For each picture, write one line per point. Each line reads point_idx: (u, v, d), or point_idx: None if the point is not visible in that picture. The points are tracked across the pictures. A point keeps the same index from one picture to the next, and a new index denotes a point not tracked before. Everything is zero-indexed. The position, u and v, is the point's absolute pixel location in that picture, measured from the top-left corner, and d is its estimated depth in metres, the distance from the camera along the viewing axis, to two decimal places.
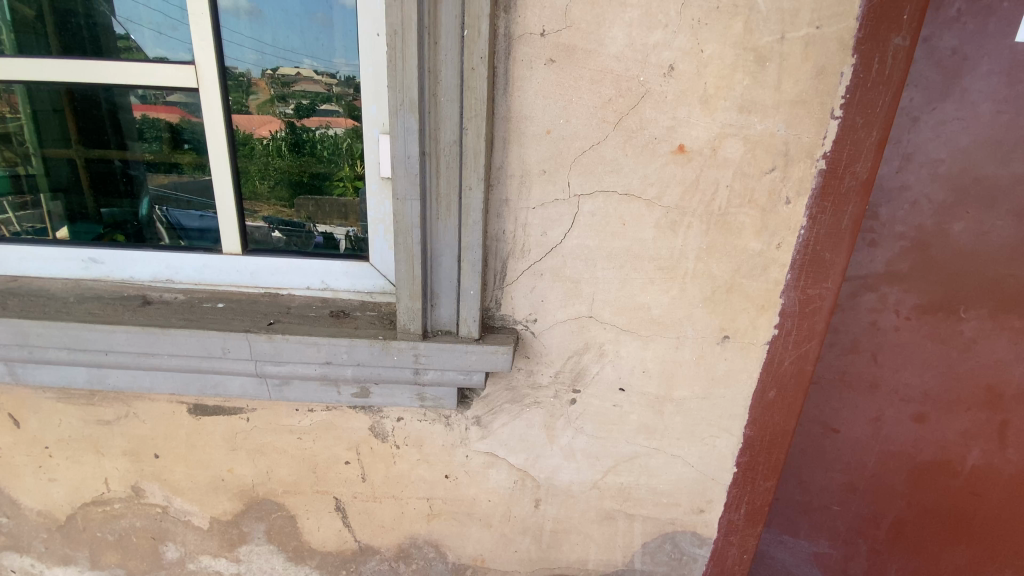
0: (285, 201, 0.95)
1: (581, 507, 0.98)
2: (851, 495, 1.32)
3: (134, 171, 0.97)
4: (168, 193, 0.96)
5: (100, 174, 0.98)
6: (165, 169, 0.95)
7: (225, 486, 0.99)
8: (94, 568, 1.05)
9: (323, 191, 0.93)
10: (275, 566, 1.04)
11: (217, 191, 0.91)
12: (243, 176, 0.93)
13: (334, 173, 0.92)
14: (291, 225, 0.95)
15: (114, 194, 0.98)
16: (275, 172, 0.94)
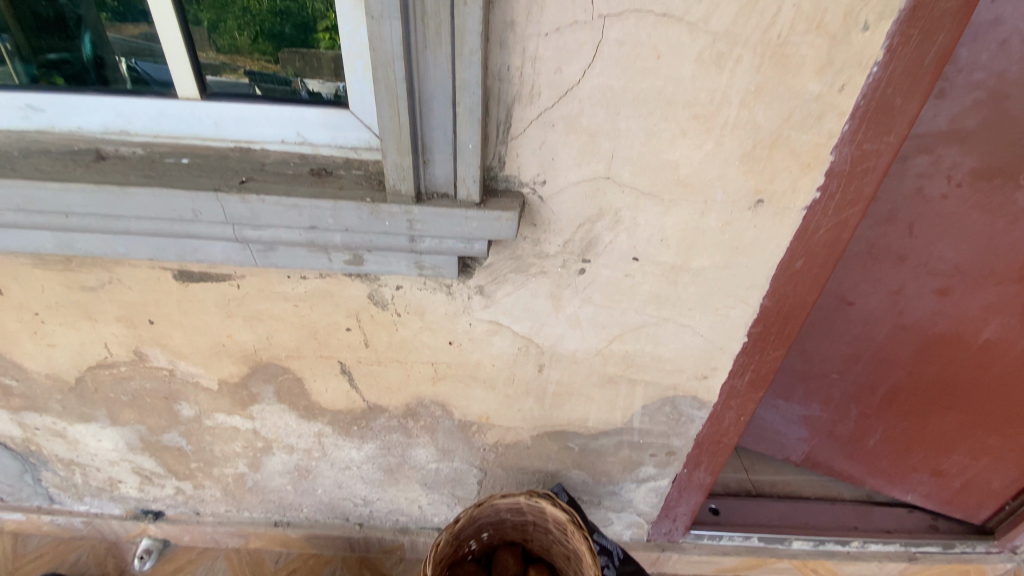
0: (262, 55, 0.77)
1: (585, 373, 0.97)
2: (852, 364, 1.34)
3: (84, 11, 0.76)
4: (139, 46, 0.77)
5: (42, 12, 0.77)
6: (119, 11, 0.75)
7: (227, 351, 0.98)
8: (117, 423, 1.11)
9: (307, 39, 0.75)
10: (289, 422, 1.09)
11: (159, 24, 0.73)
12: (200, 19, 0.74)
13: (319, 20, 0.73)
14: (275, 82, 0.79)
15: (68, 41, 0.78)
16: (245, 19, 0.74)
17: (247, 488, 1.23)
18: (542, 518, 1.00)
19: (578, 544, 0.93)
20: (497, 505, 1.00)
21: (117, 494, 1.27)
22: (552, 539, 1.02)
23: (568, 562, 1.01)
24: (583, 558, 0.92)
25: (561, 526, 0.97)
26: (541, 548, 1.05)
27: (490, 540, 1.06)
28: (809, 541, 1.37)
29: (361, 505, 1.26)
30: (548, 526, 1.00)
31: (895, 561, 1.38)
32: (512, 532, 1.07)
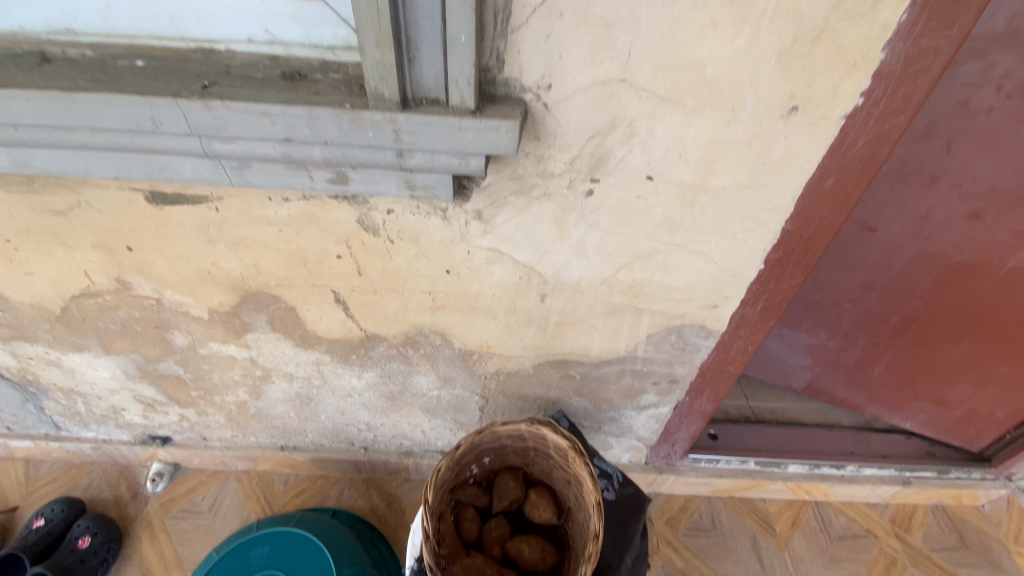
0: None
1: (589, 302, 0.93)
2: (866, 293, 1.30)
3: None
4: None
5: None
6: None
7: (213, 279, 0.93)
8: (111, 353, 1.10)
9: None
10: (285, 351, 1.06)
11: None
12: None
13: None
14: None
15: None
16: None
17: (250, 414, 1.24)
18: (543, 444, 1.00)
19: (579, 469, 0.93)
20: (498, 432, 0.99)
21: (122, 421, 1.29)
22: (552, 464, 1.03)
23: (568, 486, 1.02)
24: (583, 482, 0.93)
25: (562, 453, 0.97)
26: (541, 473, 1.07)
27: (491, 464, 1.07)
28: (805, 465, 1.39)
29: (365, 430, 1.27)
30: (549, 452, 1.01)
31: (889, 484, 1.42)
32: (513, 457, 1.08)
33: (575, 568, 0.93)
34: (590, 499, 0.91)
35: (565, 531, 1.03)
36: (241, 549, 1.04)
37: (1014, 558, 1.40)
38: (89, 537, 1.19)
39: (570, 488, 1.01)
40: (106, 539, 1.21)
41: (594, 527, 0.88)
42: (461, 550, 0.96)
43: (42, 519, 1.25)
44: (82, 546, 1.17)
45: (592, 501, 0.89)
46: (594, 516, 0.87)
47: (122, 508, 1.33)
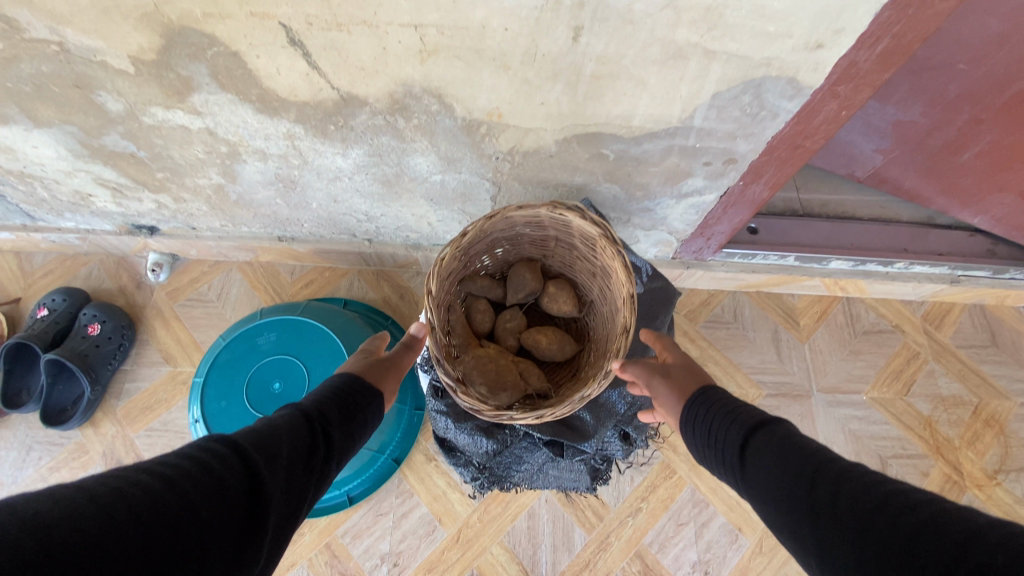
0: None
1: (641, 41, 0.65)
2: (993, 51, 0.94)
3: None
4: None
5: None
6: None
7: (118, 6, 0.65)
8: (42, 125, 0.90)
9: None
10: (247, 121, 0.84)
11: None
12: None
13: None
14: None
15: None
16: None
17: (232, 202, 1.09)
18: (567, 231, 0.86)
19: (610, 261, 0.81)
20: (512, 217, 0.84)
21: (97, 209, 1.17)
22: (576, 256, 0.91)
23: (592, 279, 0.91)
24: (614, 275, 0.81)
25: (589, 242, 0.84)
26: (562, 265, 0.95)
27: (504, 254, 0.95)
28: (849, 262, 1.27)
29: (365, 221, 1.13)
30: (573, 243, 0.87)
31: (935, 282, 1.33)
32: (530, 247, 0.95)
33: (596, 360, 0.87)
34: (620, 293, 0.80)
35: (585, 324, 0.96)
36: (248, 335, 1.01)
37: None
38: (98, 325, 1.20)
39: (596, 281, 0.90)
40: (117, 325, 1.21)
41: (624, 321, 0.79)
42: (473, 339, 0.90)
43: (45, 309, 1.23)
44: (94, 333, 1.19)
45: (622, 296, 0.80)
46: (625, 310, 0.78)
47: (128, 298, 1.30)
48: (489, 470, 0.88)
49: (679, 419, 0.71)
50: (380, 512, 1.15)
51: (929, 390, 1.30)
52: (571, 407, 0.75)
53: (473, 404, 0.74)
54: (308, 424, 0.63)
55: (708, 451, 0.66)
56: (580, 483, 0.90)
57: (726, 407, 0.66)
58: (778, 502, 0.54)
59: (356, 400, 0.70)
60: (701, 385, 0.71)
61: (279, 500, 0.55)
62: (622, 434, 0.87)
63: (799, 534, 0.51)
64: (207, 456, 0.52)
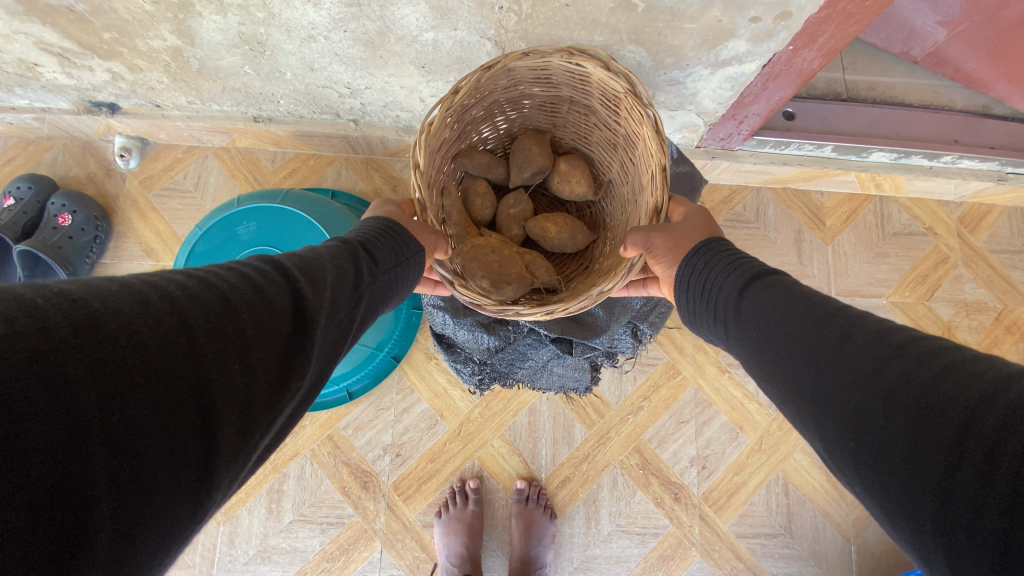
0: None
1: None
2: None
3: None
4: None
5: None
6: None
7: None
8: None
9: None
10: None
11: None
12: None
13: None
14: None
15: None
16: None
17: (195, 71, 0.95)
18: (585, 91, 0.76)
19: (636, 124, 0.71)
20: (517, 72, 0.74)
21: (46, 83, 1.03)
22: (592, 124, 0.81)
23: (612, 152, 0.82)
24: (641, 145, 0.72)
25: (611, 103, 0.74)
26: (575, 139, 0.85)
27: (507, 127, 0.86)
28: (891, 154, 1.15)
29: (348, 97, 0.99)
30: (591, 104, 0.78)
31: (979, 179, 1.21)
32: (536, 117, 0.85)
33: (614, 249, 0.80)
34: (648, 164, 0.71)
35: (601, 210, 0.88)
36: (227, 224, 0.92)
37: None
38: (69, 215, 1.11)
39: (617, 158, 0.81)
40: (89, 217, 1.12)
41: (654, 201, 0.70)
42: (472, 228, 0.81)
43: (11, 198, 1.14)
44: (65, 224, 1.10)
45: (652, 169, 0.71)
46: (654, 186, 0.69)
47: (100, 187, 1.20)
48: (491, 366, 0.84)
49: (673, 279, 0.64)
50: (382, 407, 1.15)
51: (953, 294, 1.24)
52: (585, 303, 0.69)
53: (475, 298, 0.68)
54: (354, 257, 0.57)
55: (700, 305, 0.60)
56: (581, 381, 0.87)
57: (728, 258, 0.59)
58: (773, 349, 0.49)
59: (401, 242, 0.64)
60: (700, 238, 0.64)
61: (327, 325, 0.50)
62: (634, 331, 0.82)
63: (791, 382, 0.46)
64: (251, 272, 0.46)
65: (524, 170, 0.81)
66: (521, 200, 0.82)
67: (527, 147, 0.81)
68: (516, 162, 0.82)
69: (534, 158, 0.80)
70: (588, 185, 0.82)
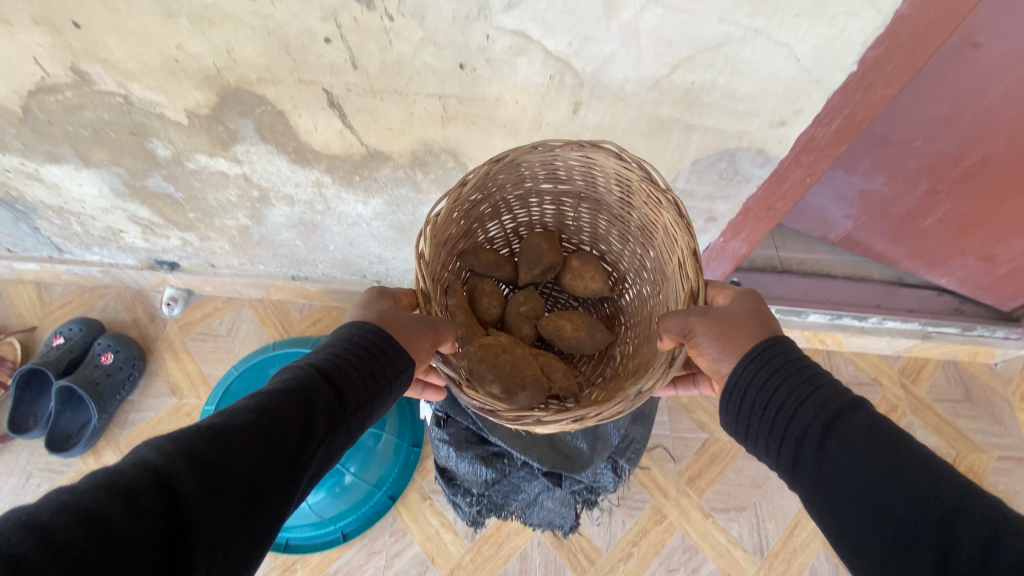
0: None
1: (632, 114, 0.77)
2: (946, 128, 1.06)
3: None
4: None
5: None
6: None
7: (185, 70, 0.77)
8: (95, 168, 1.00)
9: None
10: (281, 169, 0.94)
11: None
12: None
13: None
14: None
15: None
16: None
17: (255, 242, 1.18)
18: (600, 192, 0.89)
19: (651, 213, 0.83)
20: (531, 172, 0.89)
21: (124, 245, 1.25)
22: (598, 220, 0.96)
23: (622, 246, 0.96)
24: (659, 240, 0.84)
25: (626, 198, 0.86)
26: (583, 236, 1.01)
27: (519, 226, 1.00)
28: (826, 315, 1.37)
29: (377, 265, 1.22)
30: (600, 201, 0.92)
31: (907, 337, 1.41)
32: (549, 215, 1.00)
33: (638, 348, 0.92)
34: (666, 256, 0.83)
35: (618, 300, 1.02)
36: (261, 365, 1.06)
37: (1015, 413, 1.40)
38: (111, 354, 1.24)
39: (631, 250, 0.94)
40: (129, 356, 1.25)
41: (690, 287, 0.77)
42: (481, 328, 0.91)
43: (61, 338, 1.28)
44: (106, 362, 1.23)
45: (674, 255, 0.81)
46: (686, 274, 0.78)
47: (142, 330, 1.35)
48: (488, 498, 0.91)
49: (727, 383, 0.66)
50: (373, 551, 1.15)
51: None
52: (620, 408, 0.73)
53: (489, 404, 0.74)
54: (291, 421, 0.52)
55: (753, 419, 0.63)
56: (567, 520, 0.93)
57: (796, 378, 0.61)
58: (843, 498, 0.52)
59: (369, 377, 0.64)
60: (760, 340, 0.66)
61: (234, 531, 0.44)
62: (614, 467, 0.92)
63: (861, 543, 0.49)
64: (127, 492, 0.40)
65: (536, 264, 0.95)
66: (530, 299, 0.97)
67: (537, 245, 0.95)
68: (527, 260, 0.96)
69: (544, 254, 0.94)
70: (600, 276, 0.96)
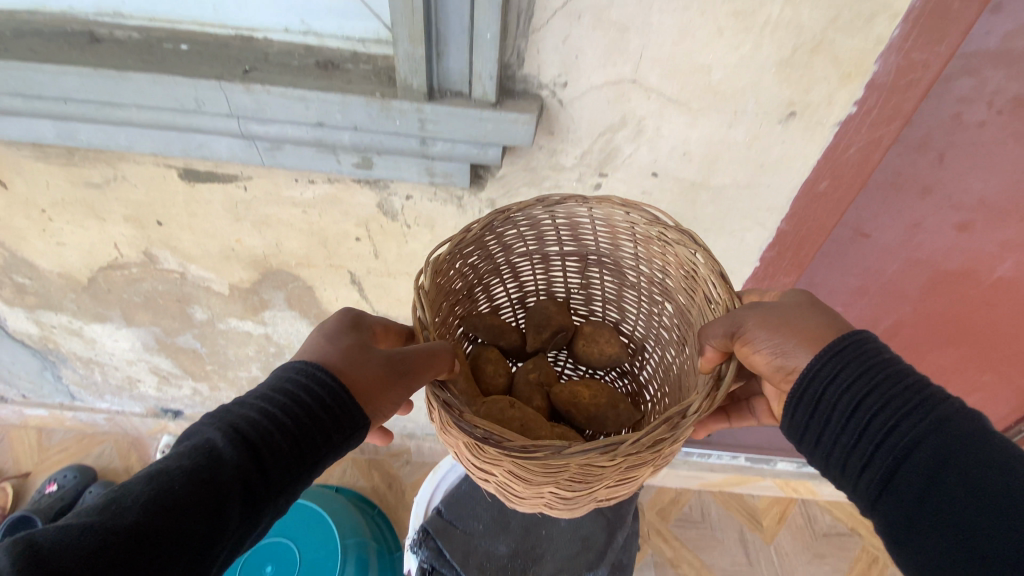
0: None
1: None
2: (859, 298, 1.23)
3: None
4: None
5: None
6: None
7: (237, 255, 0.97)
8: (134, 327, 1.14)
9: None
10: (300, 330, 1.11)
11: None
12: None
13: None
14: None
15: None
16: None
17: None
18: (612, 254, 0.83)
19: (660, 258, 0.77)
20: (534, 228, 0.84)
21: (137, 393, 1.34)
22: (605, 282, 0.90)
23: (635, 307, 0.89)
24: (681, 294, 0.76)
25: (640, 254, 0.80)
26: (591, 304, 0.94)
27: (527, 295, 0.93)
28: (794, 463, 1.46)
29: None
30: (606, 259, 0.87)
31: None
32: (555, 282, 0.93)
33: None
34: (691, 307, 0.74)
35: (640, 371, 0.92)
36: None
37: None
38: None
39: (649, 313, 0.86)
40: None
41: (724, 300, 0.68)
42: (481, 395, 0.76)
43: (54, 484, 1.29)
44: None
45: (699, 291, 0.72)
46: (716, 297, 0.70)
47: None
48: None
49: (802, 380, 0.57)
50: None
51: None
52: (663, 431, 0.57)
53: (496, 432, 0.56)
54: (179, 520, 0.46)
55: (825, 425, 0.56)
56: None
57: (885, 383, 0.53)
58: (926, 512, 0.49)
59: (303, 447, 0.53)
60: (844, 335, 0.57)
61: None
62: None
63: (936, 555, 0.48)
64: None
65: (546, 327, 0.86)
66: (539, 365, 0.85)
67: (546, 308, 0.87)
68: (534, 324, 0.87)
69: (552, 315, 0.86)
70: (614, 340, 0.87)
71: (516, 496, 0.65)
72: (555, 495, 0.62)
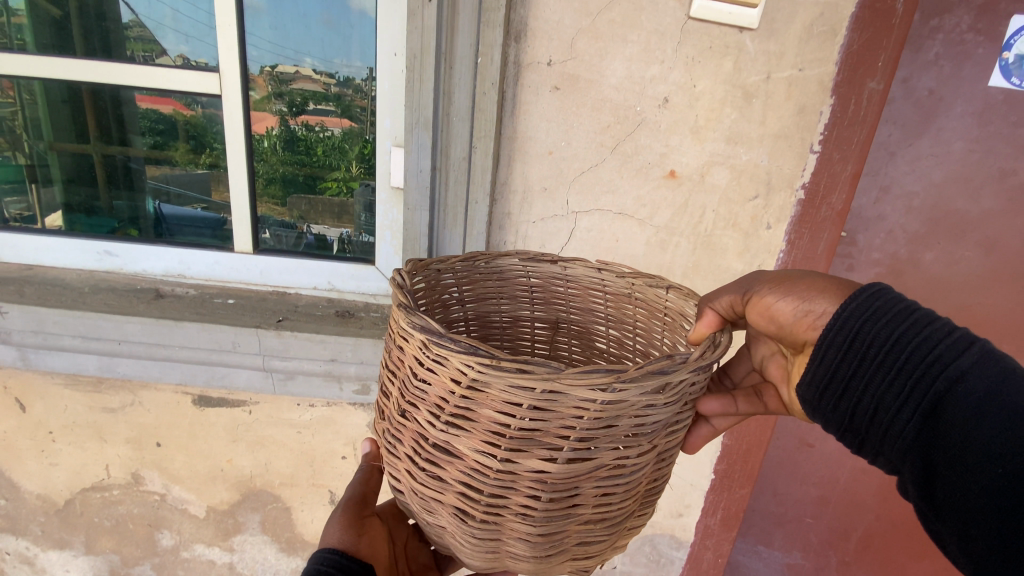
0: (279, 200, 0.99)
1: None
2: (824, 508, 1.26)
3: (169, 188, 1.01)
4: (161, 187, 1.01)
5: (136, 172, 1.01)
6: (191, 161, 0.98)
7: (224, 475, 1.02)
8: (91, 555, 1.08)
9: (316, 190, 0.99)
10: (268, 556, 1.07)
11: (230, 159, 0.94)
12: (258, 179, 0.97)
13: (328, 175, 0.97)
14: (283, 224, 0.99)
15: (158, 191, 1.01)
16: (283, 176, 0.98)
17: None
18: (583, 318, 0.83)
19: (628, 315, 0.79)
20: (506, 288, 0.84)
21: None
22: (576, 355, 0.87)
23: None
24: (657, 344, 0.76)
25: (614, 312, 0.80)
26: None
27: None
28: None
29: None
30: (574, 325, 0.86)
31: None
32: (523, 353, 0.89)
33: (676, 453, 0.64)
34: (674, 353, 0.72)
35: None
36: None
37: None
38: None
39: None
40: None
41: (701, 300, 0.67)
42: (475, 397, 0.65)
43: None
44: None
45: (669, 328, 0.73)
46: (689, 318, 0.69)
47: None
48: None
49: (831, 325, 0.52)
50: None
51: None
52: (657, 363, 0.49)
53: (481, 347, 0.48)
54: None
55: (857, 364, 0.51)
56: None
57: (922, 325, 0.49)
58: (963, 452, 0.45)
59: None
60: (873, 286, 0.52)
61: None
62: None
63: (974, 500, 0.45)
64: None
65: None
66: None
67: None
68: None
69: None
70: None
71: (482, 498, 0.52)
72: (535, 481, 0.51)
